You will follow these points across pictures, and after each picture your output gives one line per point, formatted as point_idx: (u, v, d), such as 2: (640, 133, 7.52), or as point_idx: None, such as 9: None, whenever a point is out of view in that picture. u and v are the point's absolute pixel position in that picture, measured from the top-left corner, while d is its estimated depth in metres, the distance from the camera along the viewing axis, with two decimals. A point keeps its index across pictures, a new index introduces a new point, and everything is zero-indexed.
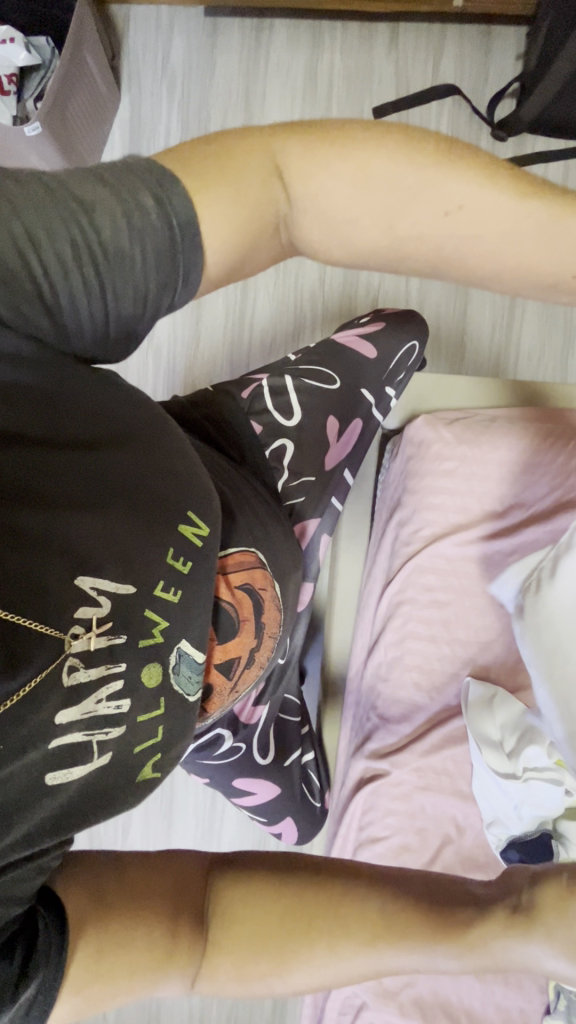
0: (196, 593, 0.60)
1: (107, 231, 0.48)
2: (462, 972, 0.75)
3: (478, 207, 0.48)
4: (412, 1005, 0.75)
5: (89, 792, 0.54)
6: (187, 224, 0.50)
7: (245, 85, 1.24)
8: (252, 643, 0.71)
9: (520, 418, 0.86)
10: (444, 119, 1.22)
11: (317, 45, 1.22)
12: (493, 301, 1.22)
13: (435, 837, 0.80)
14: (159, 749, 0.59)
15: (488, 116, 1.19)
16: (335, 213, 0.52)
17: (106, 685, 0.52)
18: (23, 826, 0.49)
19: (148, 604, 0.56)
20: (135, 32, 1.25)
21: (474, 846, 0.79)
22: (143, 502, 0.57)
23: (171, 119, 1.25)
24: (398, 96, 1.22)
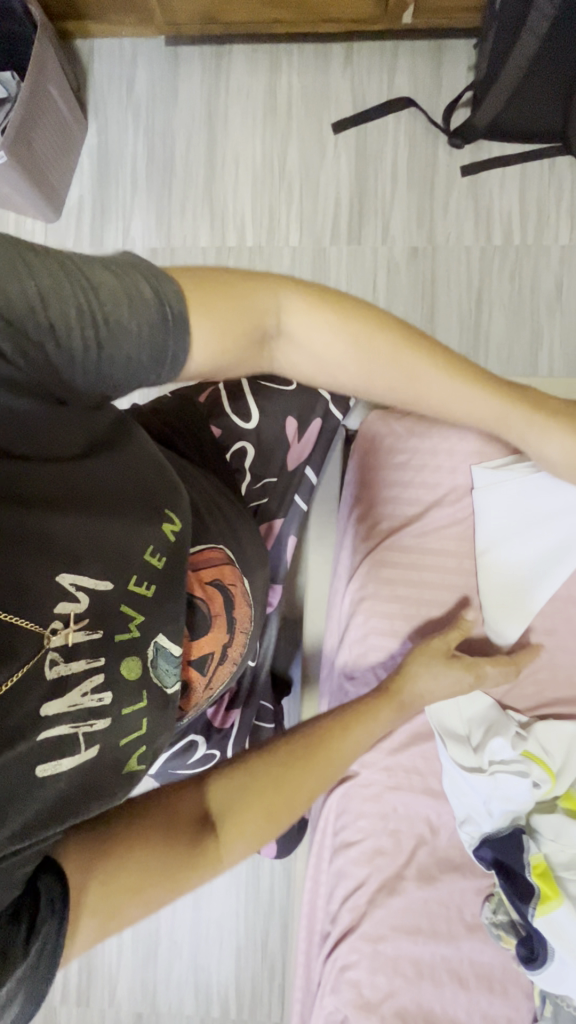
0: (173, 587, 0.61)
1: (111, 310, 0.52)
2: (445, 980, 0.70)
3: (426, 383, 0.65)
4: (395, 1016, 0.70)
5: (79, 787, 0.53)
6: (178, 316, 0.55)
7: (208, 109, 1.28)
8: (224, 638, 0.71)
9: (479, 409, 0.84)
10: (402, 129, 1.25)
11: (275, 67, 1.27)
12: (458, 301, 1.24)
13: (408, 839, 0.74)
14: (145, 742, 0.59)
15: (444, 124, 1.22)
16: (318, 352, 0.63)
17: (89, 679, 0.53)
18: (15, 822, 0.48)
19: (124, 598, 0.56)
20: (100, 64, 1.29)
21: (449, 846, 0.73)
22: (122, 499, 0.58)
23: (138, 144, 1.29)
24: (355, 110, 1.25)
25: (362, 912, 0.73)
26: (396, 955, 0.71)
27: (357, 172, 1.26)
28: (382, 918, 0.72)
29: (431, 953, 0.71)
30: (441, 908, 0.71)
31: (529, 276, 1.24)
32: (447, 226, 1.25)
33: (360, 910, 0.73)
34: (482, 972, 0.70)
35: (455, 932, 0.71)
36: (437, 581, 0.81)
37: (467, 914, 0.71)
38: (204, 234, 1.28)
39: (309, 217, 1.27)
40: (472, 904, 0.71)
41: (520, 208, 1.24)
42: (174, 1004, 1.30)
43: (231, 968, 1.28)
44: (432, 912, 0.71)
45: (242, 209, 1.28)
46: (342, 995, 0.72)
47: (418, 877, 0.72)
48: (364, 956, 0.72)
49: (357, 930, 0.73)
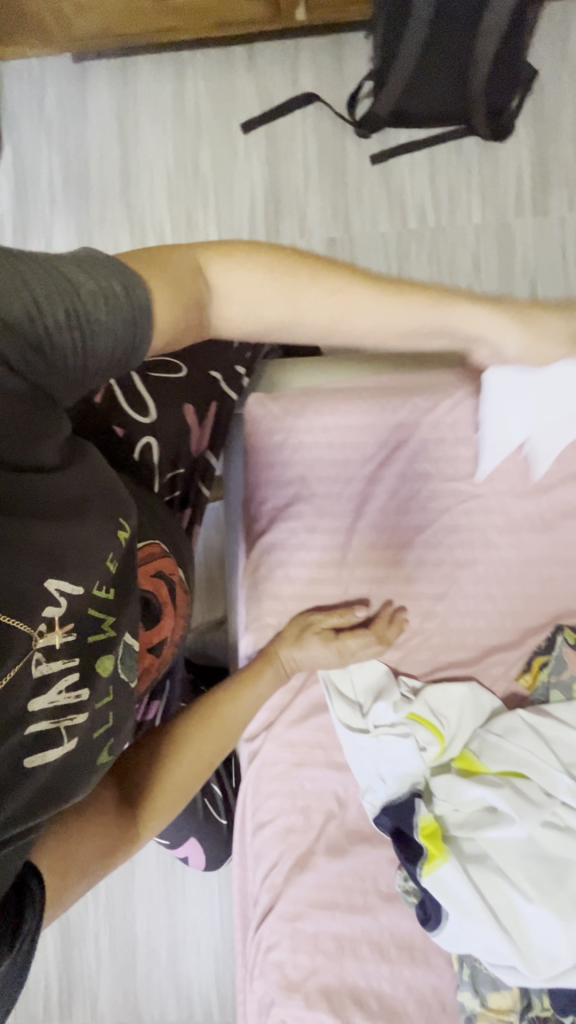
0: (132, 588, 0.66)
1: (91, 308, 0.49)
2: (366, 954, 0.70)
3: (484, 329, 0.62)
4: (318, 992, 0.70)
5: (60, 775, 0.58)
6: (143, 308, 0.52)
7: (119, 121, 1.30)
8: (174, 625, 0.81)
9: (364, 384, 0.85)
10: (309, 125, 1.27)
11: (181, 75, 1.29)
12: None
13: (318, 815, 0.75)
14: (112, 731, 0.65)
15: (350, 116, 1.24)
16: (248, 299, 0.59)
17: (67, 677, 0.57)
18: (9, 807, 0.53)
19: (92, 603, 0.60)
20: (10, 85, 1.31)
21: (358, 817, 0.75)
22: (93, 508, 0.60)
23: (53, 160, 1.31)
24: (262, 110, 1.27)
25: (279, 892, 0.74)
26: (316, 933, 0.72)
27: (269, 171, 1.28)
28: (298, 895, 0.73)
29: (351, 927, 0.72)
30: (356, 880, 0.73)
31: (447, 258, 1.25)
32: (362, 216, 1.27)
33: (276, 890, 0.74)
34: (402, 942, 0.71)
35: (372, 903, 0.72)
36: (336, 557, 0.81)
37: (382, 883, 0.72)
38: (125, 243, 1.30)
39: (226, 218, 1.28)
40: (386, 873, 0.73)
41: (432, 191, 1.26)
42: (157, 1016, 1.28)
43: (210, 970, 1.28)
44: (347, 885, 0.72)
45: (161, 215, 1.29)
46: (268, 978, 0.72)
47: (328, 851, 0.74)
48: (284, 937, 0.72)
49: (275, 910, 0.73)
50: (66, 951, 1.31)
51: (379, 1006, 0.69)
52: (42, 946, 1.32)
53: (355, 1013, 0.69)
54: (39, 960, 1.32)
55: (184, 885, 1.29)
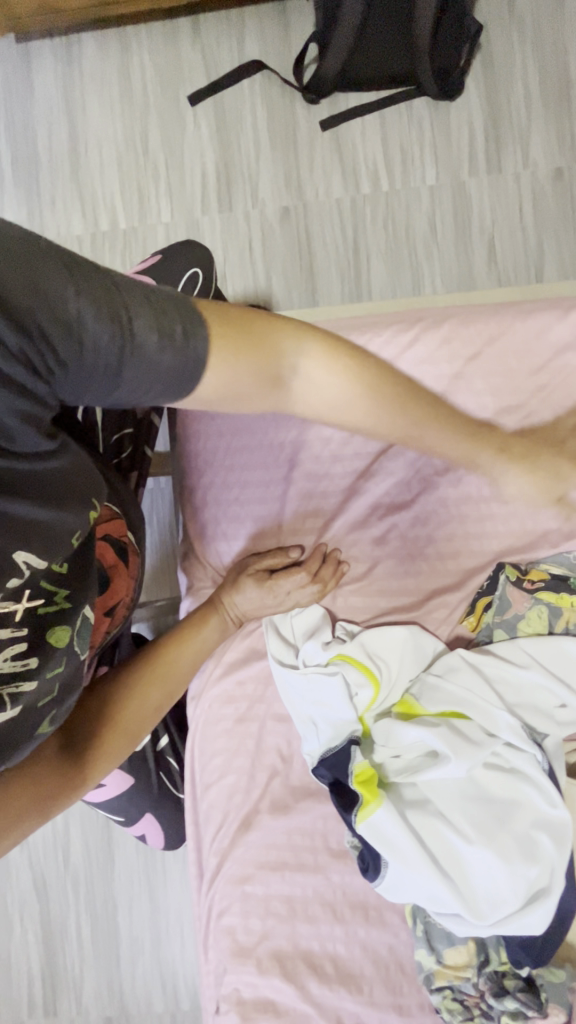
0: (88, 568, 0.69)
1: (140, 339, 0.50)
2: (319, 914, 0.75)
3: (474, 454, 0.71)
4: (271, 958, 0.74)
5: (4, 733, 0.61)
6: (197, 356, 0.53)
7: (66, 99, 1.28)
8: (129, 588, 0.85)
9: None
10: (257, 93, 1.25)
11: (126, 50, 1.27)
12: (336, 254, 1.24)
13: (262, 773, 0.79)
14: (57, 704, 0.67)
15: (296, 79, 1.22)
16: (326, 403, 0.64)
17: (11, 645, 0.59)
18: None
19: (47, 576, 0.62)
20: None
21: (303, 774, 0.79)
22: (74, 486, 0.59)
23: (1, 143, 1.29)
24: (210, 81, 1.26)
25: (226, 853, 0.78)
26: (267, 895, 0.76)
27: (219, 141, 1.26)
28: (246, 857, 0.77)
29: (303, 889, 0.76)
30: (305, 839, 0.77)
31: (403, 220, 1.23)
32: (315, 182, 1.25)
33: (223, 852, 0.78)
34: (355, 900, 0.75)
35: (322, 861, 0.76)
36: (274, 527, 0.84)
37: (332, 841, 0.76)
38: (77, 223, 1.28)
39: (178, 192, 1.27)
40: (336, 831, 0.76)
41: (385, 156, 1.24)
42: (144, 1009, 1.26)
43: (195, 957, 1.26)
44: (296, 845, 0.76)
45: (112, 193, 1.28)
46: (220, 945, 0.76)
47: (272, 809, 0.78)
48: (235, 901, 0.76)
49: (223, 873, 0.77)
50: (47, 946, 1.29)
51: (334, 968, 0.73)
52: (23, 940, 1.29)
53: (310, 977, 0.73)
54: (20, 956, 1.30)
55: (165, 872, 1.27)
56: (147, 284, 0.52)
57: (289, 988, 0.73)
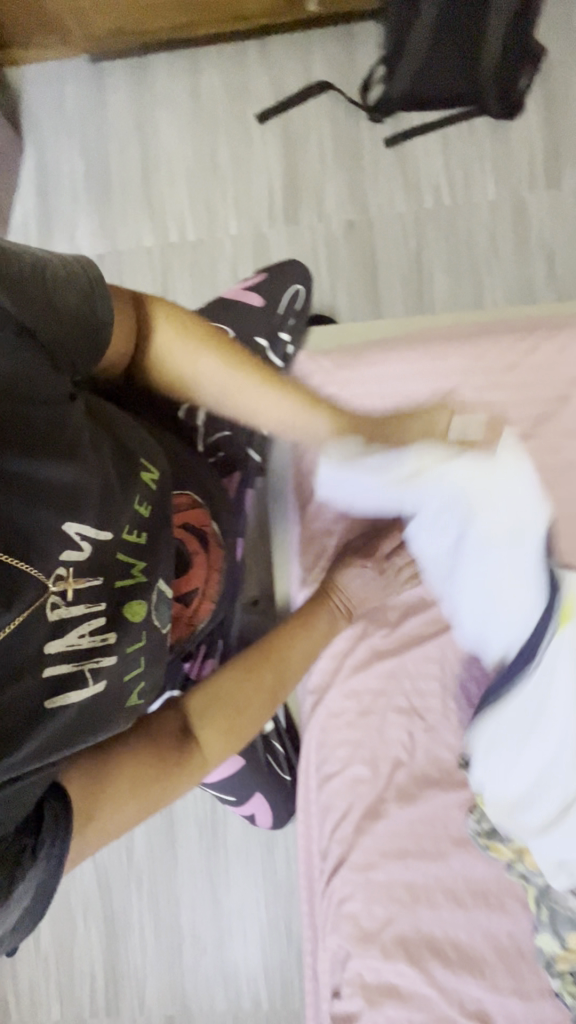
0: (158, 536, 0.69)
1: (60, 303, 0.59)
2: (441, 900, 0.81)
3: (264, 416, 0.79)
4: (396, 945, 0.80)
5: (85, 715, 0.59)
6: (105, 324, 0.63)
7: (137, 117, 1.34)
8: (207, 576, 0.82)
9: (400, 341, 0.91)
10: (323, 112, 1.30)
11: (196, 69, 1.32)
12: (400, 265, 1.28)
13: (386, 764, 0.85)
14: (142, 676, 0.66)
15: (362, 102, 1.27)
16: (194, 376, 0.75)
17: (89, 620, 0.59)
18: (33, 741, 0.53)
19: (121, 547, 0.64)
20: (30, 87, 1.35)
21: (425, 764, 0.85)
22: (108, 462, 0.64)
23: (74, 158, 1.34)
24: (277, 100, 1.30)
25: (350, 842, 0.84)
26: (390, 881, 0.82)
27: (286, 158, 1.30)
28: (372, 846, 0.83)
29: (425, 876, 0.82)
30: (427, 827, 0.83)
31: (465, 232, 1.27)
32: (378, 197, 1.29)
33: (347, 841, 0.84)
34: (476, 888, 0.81)
35: (444, 849, 0.82)
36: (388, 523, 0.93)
37: (452, 829, 0.82)
38: (147, 235, 1.33)
39: (245, 206, 1.31)
40: (455, 819, 0.83)
41: (447, 173, 1.28)
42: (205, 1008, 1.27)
43: (257, 956, 1.27)
44: (420, 834, 0.82)
45: (181, 207, 1.32)
46: (342, 931, 0.83)
47: (398, 800, 0.84)
48: (357, 888, 0.83)
49: (348, 861, 0.84)
50: (109, 945, 1.30)
51: (456, 952, 0.79)
52: (85, 938, 1.30)
53: (434, 962, 0.79)
54: (82, 953, 1.30)
55: (228, 870, 1.28)
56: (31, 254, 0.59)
57: (413, 971, 0.79)
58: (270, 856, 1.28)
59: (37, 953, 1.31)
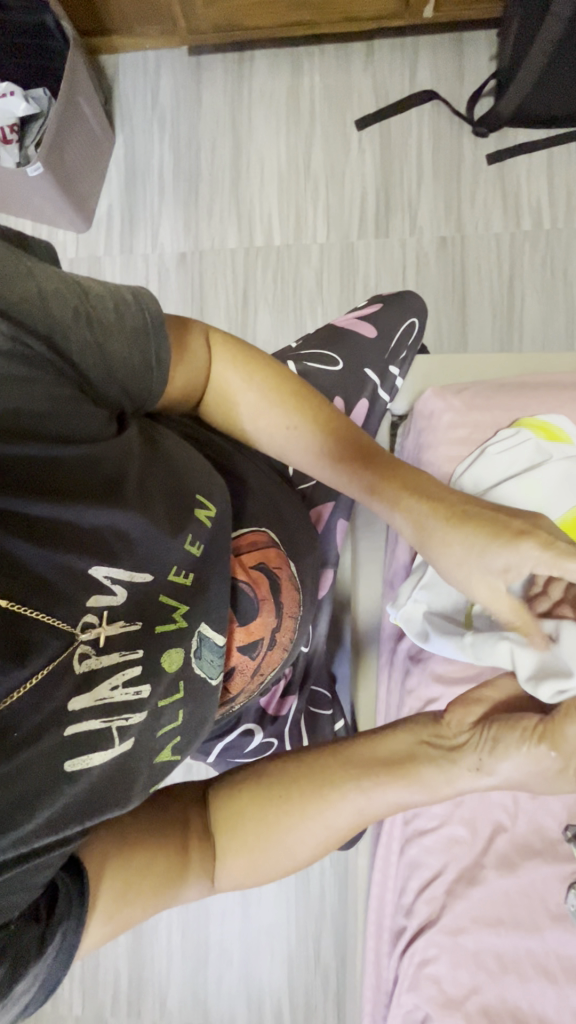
0: (212, 580, 0.61)
1: (106, 319, 0.55)
2: (531, 974, 0.68)
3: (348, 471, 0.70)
4: (480, 1015, 0.68)
5: (112, 778, 0.53)
6: (157, 321, 0.59)
7: (232, 114, 1.31)
8: (273, 624, 0.69)
9: (529, 382, 0.79)
10: (425, 122, 1.25)
11: (297, 70, 1.29)
12: (489, 283, 1.23)
13: (484, 826, 0.72)
14: (178, 733, 0.59)
15: (467, 114, 1.23)
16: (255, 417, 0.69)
17: (123, 671, 0.52)
18: (46, 812, 0.48)
19: (164, 589, 0.57)
20: (125, 77, 1.33)
21: (528, 831, 0.71)
22: (157, 499, 0.57)
23: (164, 151, 1.32)
24: (378, 107, 1.26)
25: (441, 905, 0.72)
26: (478, 948, 0.69)
27: (382, 168, 1.26)
28: (462, 910, 0.71)
29: (515, 945, 0.69)
30: (523, 898, 0.69)
31: (562, 259, 1.22)
32: (475, 216, 1.24)
33: (438, 903, 0.72)
34: (569, 964, 0.67)
35: (539, 921, 0.68)
36: None
37: (552, 902, 0.68)
38: (232, 236, 1.30)
39: (336, 215, 1.27)
40: (555, 891, 0.68)
41: (549, 192, 1.23)
42: None
43: (283, 975, 1.23)
44: (514, 902, 0.69)
45: (269, 210, 1.29)
46: (422, 992, 0.71)
47: (497, 865, 0.70)
48: (444, 951, 0.70)
49: (436, 923, 0.71)
50: (136, 950, 1.28)
51: None
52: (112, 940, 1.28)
53: None
54: (108, 956, 1.29)
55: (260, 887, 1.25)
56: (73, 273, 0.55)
57: None
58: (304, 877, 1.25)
59: None
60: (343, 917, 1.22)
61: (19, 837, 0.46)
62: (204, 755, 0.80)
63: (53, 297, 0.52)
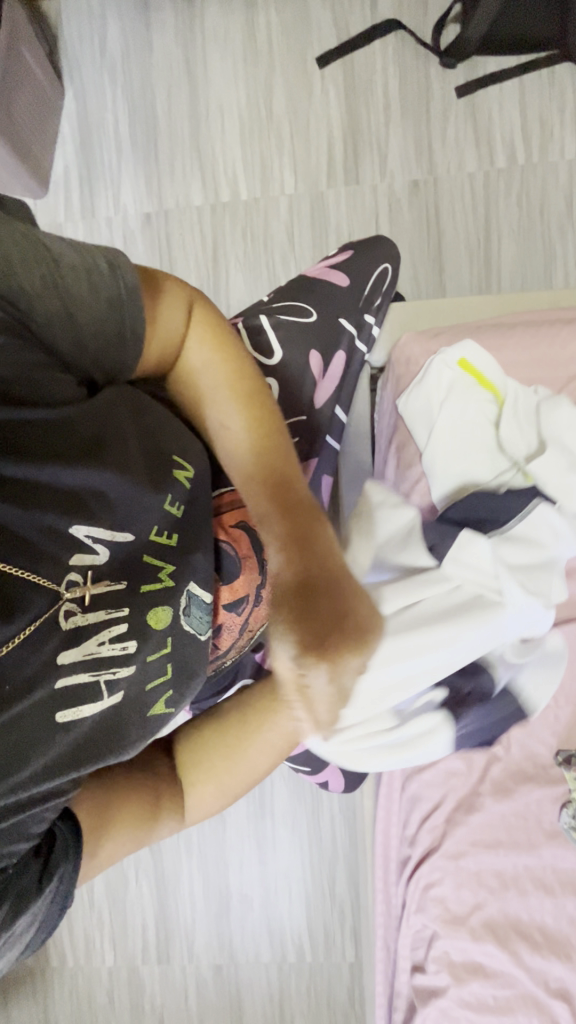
0: (197, 539, 0.61)
1: (72, 284, 0.54)
2: (529, 888, 0.72)
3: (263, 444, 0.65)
4: (484, 928, 0.72)
5: (102, 729, 0.56)
6: (133, 289, 0.57)
7: (186, 58, 1.23)
8: (259, 584, 0.69)
9: (507, 323, 0.79)
10: (390, 54, 1.19)
11: (251, 5, 1.21)
12: (465, 225, 1.19)
13: (480, 758, 0.75)
14: (170, 687, 0.60)
15: (433, 44, 1.16)
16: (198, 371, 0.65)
17: (108, 627, 0.54)
18: (41, 758, 0.51)
19: (146, 550, 0.57)
20: (69, 24, 1.24)
21: (521, 759, 0.75)
22: (135, 459, 0.58)
23: (117, 104, 1.25)
24: (340, 41, 1.19)
25: (442, 833, 0.75)
26: (479, 869, 0.74)
27: (348, 109, 1.21)
28: (462, 836, 0.74)
29: (514, 864, 0.73)
30: (519, 820, 0.73)
31: (538, 195, 1.18)
32: (447, 154, 1.19)
33: (439, 831, 0.75)
34: (564, 876, 0.72)
35: (536, 841, 0.73)
36: None
37: (546, 822, 0.73)
38: (196, 193, 1.24)
39: (303, 163, 1.22)
40: (549, 813, 0.73)
41: (522, 124, 1.18)
42: (251, 967, 1.30)
43: (301, 914, 1.30)
44: (511, 824, 0.73)
45: (233, 162, 1.24)
46: (429, 912, 0.75)
47: (494, 793, 0.74)
48: (447, 873, 0.74)
49: (438, 850, 0.75)
50: (160, 902, 1.34)
51: (542, 936, 0.71)
52: (136, 894, 1.34)
53: (522, 945, 0.71)
54: (134, 910, 1.35)
55: (273, 837, 1.31)
56: (35, 231, 0.54)
57: (502, 954, 0.71)
58: (315, 824, 1.30)
59: (90, 907, 1.35)
60: (354, 857, 1.28)
61: (18, 783, 0.50)
62: None
63: (18, 262, 0.50)
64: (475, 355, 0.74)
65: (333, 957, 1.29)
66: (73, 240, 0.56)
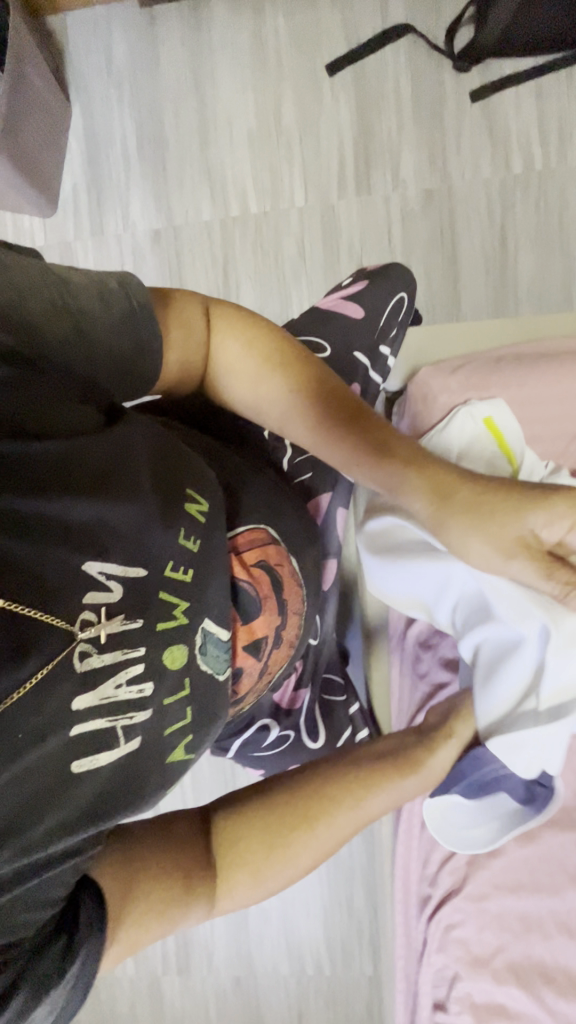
0: (211, 575, 0.60)
1: (85, 304, 0.55)
2: (553, 932, 0.71)
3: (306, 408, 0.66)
4: (507, 970, 0.72)
5: (120, 777, 0.54)
6: (144, 305, 0.59)
7: (193, 70, 1.21)
8: (278, 622, 0.69)
9: (527, 353, 0.76)
10: (402, 60, 1.16)
11: (259, 13, 1.18)
12: (481, 236, 1.16)
13: None
14: (189, 730, 0.60)
15: (447, 48, 1.13)
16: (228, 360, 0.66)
17: (125, 670, 0.52)
18: (59, 813, 0.50)
19: (161, 587, 0.56)
20: (75, 39, 1.23)
21: None
22: (149, 489, 0.56)
23: (125, 119, 1.23)
24: (350, 48, 1.16)
25: (463, 875, 0.75)
26: (501, 912, 0.73)
27: (359, 119, 1.18)
28: (484, 878, 0.73)
29: (537, 907, 0.72)
30: (543, 863, 0.72)
31: (557, 203, 1.14)
32: (461, 162, 1.16)
33: (460, 873, 0.75)
34: None
35: (560, 885, 0.72)
36: None
37: (571, 866, 0.72)
38: (206, 208, 1.23)
39: (313, 175, 1.20)
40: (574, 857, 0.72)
41: (540, 130, 1.14)
42: (271, 980, 1.32)
43: (320, 928, 1.30)
44: (534, 867, 0.72)
45: (243, 176, 1.22)
46: (450, 952, 0.74)
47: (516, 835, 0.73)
48: (469, 915, 0.74)
49: (460, 892, 0.74)
50: None
51: (567, 981, 0.70)
52: None
53: (546, 990, 0.70)
54: None
55: None
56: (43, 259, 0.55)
57: (526, 998, 0.71)
58: None
59: None
60: (372, 874, 1.29)
61: (34, 839, 0.49)
62: (226, 753, 0.82)
63: (30, 287, 0.51)
64: (502, 416, 0.70)
65: (351, 971, 1.29)
66: (84, 267, 0.58)
